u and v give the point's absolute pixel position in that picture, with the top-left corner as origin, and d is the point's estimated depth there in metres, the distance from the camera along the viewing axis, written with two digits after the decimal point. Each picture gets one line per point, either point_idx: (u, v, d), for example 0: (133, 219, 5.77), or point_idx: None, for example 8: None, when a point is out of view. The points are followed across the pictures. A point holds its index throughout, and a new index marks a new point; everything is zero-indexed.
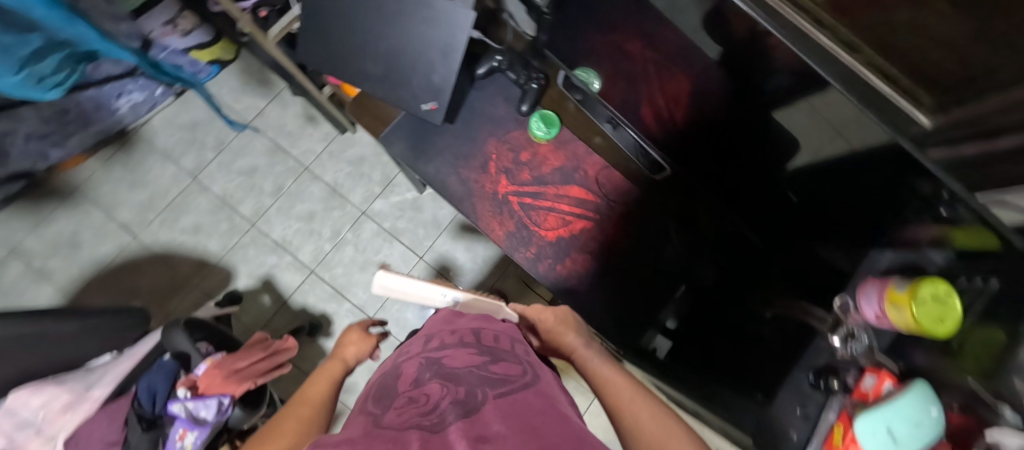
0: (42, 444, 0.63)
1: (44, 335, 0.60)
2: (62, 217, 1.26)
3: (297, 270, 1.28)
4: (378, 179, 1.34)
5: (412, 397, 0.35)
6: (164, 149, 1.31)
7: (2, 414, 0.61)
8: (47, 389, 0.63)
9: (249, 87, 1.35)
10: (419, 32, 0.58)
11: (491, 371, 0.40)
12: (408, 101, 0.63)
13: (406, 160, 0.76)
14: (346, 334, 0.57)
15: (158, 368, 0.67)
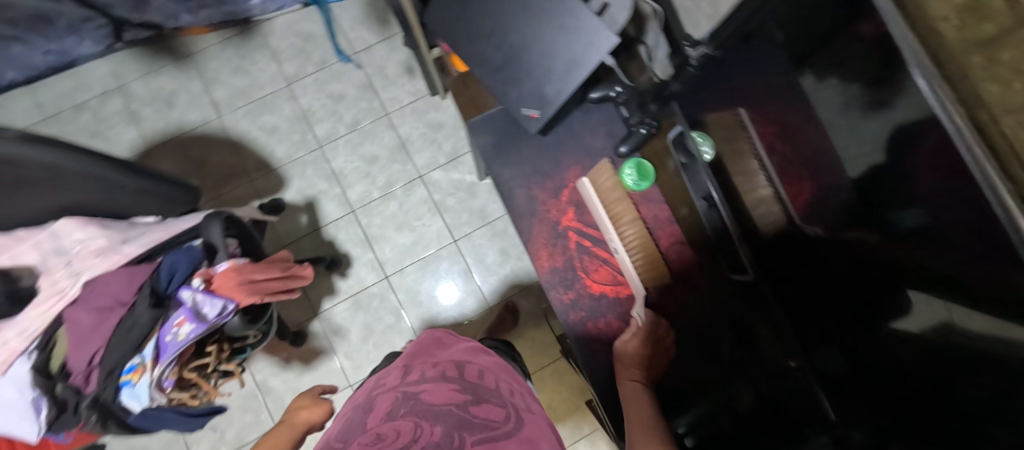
0: (67, 275, 0.65)
1: (104, 180, 0.62)
2: (170, 75, 1.35)
3: (341, 205, 1.31)
4: (447, 151, 1.33)
5: (378, 435, 0.54)
6: (274, 48, 1.37)
7: (47, 236, 0.66)
8: (91, 226, 0.67)
9: (368, 20, 1.38)
10: (551, 36, 0.54)
11: (456, 404, 0.59)
12: (511, 102, 0.60)
13: (485, 154, 0.72)
14: (298, 400, 0.70)
15: (186, 251, 0.68)
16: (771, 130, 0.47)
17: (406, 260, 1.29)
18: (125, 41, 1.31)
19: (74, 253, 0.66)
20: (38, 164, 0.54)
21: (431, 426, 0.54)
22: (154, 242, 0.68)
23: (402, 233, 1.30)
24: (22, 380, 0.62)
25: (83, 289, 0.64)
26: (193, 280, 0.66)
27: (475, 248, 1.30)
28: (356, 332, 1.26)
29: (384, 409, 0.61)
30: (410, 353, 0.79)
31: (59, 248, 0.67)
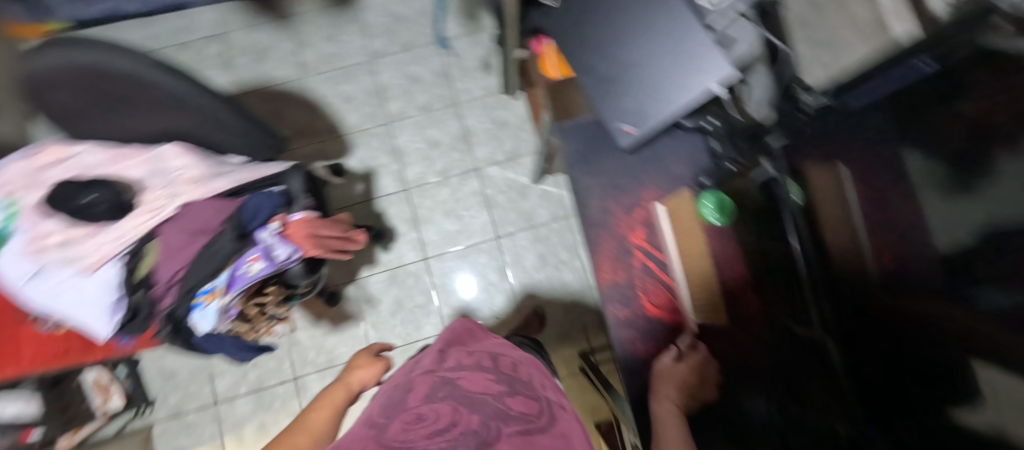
0: (163, 195, 0.69)
1: None
2: (266, 32, 1.44)
3: (397, 181, 1.36)
4: (506, 149, 1.36)
5: (418, 415, 0.55)
6: (365, 23, 1.44)
7: (151, 158, 0.71)
8: (191, 155, 0.73)
9: (457, 12, 1.43)
10: (667, 57, 0.55)
11: (492, 393, 0.60)
12: (611, 113, 0.61)
13: (570, 159, 0.73)
14: (357, 359, 0.74)
15: (268, 194, 0.73)
16: (868, 189, 0.44)
17: (447, 246, 1.32)
18: None
19: (177, 174, 0.71)
20: (158, 85, 0.62)
21: (469, 412, 0.55)
22: (244, 180, 0.73)
23: (449, 219, 1.33)
24: (112, 279, 0.67)
25: (178, 210, 0.68)
26: (268, 224, 0.70)
27: (516, 248, 1.32)
28: (386, 305, 1.30)
29: (424, 391, 0.61)
30: (442, 342, 0.81)
31: (161, 170, 0.72)
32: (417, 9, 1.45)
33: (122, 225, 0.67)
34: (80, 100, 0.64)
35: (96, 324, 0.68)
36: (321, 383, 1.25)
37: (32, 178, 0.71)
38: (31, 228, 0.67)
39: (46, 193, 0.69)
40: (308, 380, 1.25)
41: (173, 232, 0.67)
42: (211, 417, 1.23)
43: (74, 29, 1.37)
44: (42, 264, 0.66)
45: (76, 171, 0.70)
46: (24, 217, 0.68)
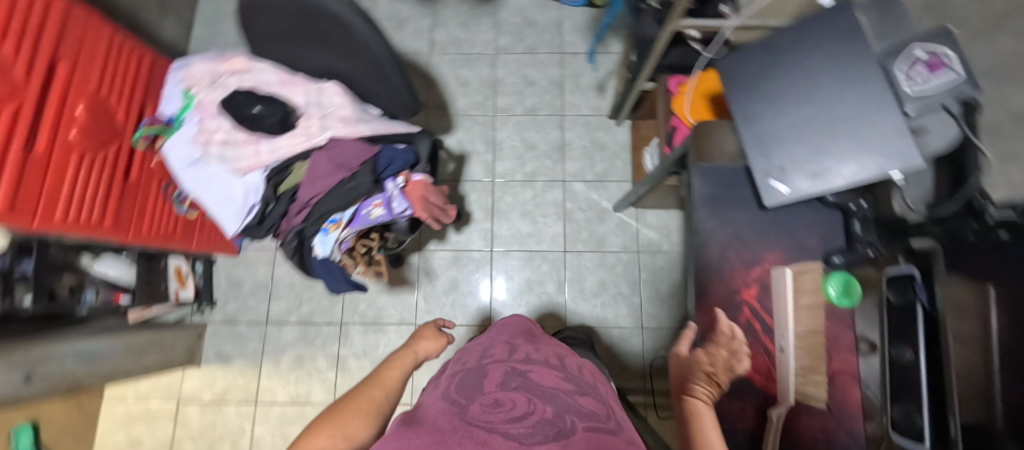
0: (316, 125, 0.75)
1: (387, 67, 0.73)
2: (408, 5, 1.53)
3: (486, 170, 1.40)
4: (597, 171, 1.38)
5: (495, 402, 0.55)
6: (499, 19, 1.51)
7: (316, 91, 0.79)
8: (346, 98, 0.79)
9: (587, 32, 1.48)
10: (851, 129, 0.52)
11: (563, 390, 0.60)
12: (764, 167, 0.55)
13: (698, 201, 0.64)
14: (423, 329, 0.77)
15: (401, 153, 0.78)
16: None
17: (515, 245, 1.35)
18: None
19: (331, 110, 0.78)
20: (354, 31, 0.67)
21: (543, 403, 0.54)
22: (381, 131, 0.77)
23: (524, 221, 1.36)
24: (258, 186, 0.74)
25: (327, 142, 0.74)
26: (395, 176, 0.77)
27: (579, 267, 1.33)
28: (443, 283, 1.33)
29: (499, 379, 0.61)
30: (506, 331, 0.82)
31: (319, 103, 0.79)
32: (550, 19, 1.50)
33: (279, 141, 0.74)
34: (275, 23, 0.72)
35: (233, 220, 0.76)
36: (363, 335, 1.29)
37: (214, 81, 0.80)
38: (204, 122, 0.76)
39: (223, 96, 0.77)
40: (351, 328, 1.30)
41: (318, 160, 0.73)
42: (259, 335, 1.30)
43: None
44: (205, 156, 0.74)
45: (251, 85, 0.79)
46: (201, 112, 0.77)
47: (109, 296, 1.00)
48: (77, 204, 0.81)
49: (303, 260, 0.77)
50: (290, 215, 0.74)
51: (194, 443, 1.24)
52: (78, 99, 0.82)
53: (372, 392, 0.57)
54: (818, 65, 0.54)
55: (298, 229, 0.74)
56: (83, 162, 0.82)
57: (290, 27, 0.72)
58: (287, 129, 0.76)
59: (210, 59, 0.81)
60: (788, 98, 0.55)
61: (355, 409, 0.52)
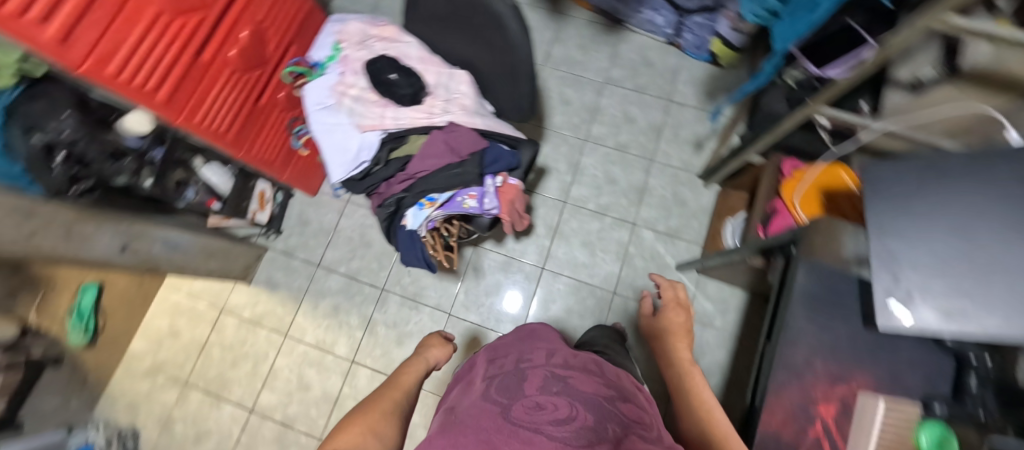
0: (441, 106, 0.80)
1: (522, 72, 0.76)
2: (535, 14, 1.55)
3: (562, 191, 1.40)
4: (670, 225, 1.35)
5: (537, 405, 0.54)
6: (617, 50, 1.51)
7: (447, 75, 0.84)
8: (472, 88, 0.83)
9: (701, 87, 1.45)
10: (1000, 282, 0.48)
11: (605, 396, 0.58)
12: (892, 284, 0.50)
13: (797, 298, 0.60)
14: (429, 339, 0.77)
15: (507, 155, 0.81)
16: None
17: (567, 270, 1.34)
18: None
19: (456, 96, 0.82)
20: (508, 33, 0.70)
21: (585, 410, 0.53)
22: (494, 128, 0.80)
23: (582, 250, 1.35)
24: (373, 145, 0.79)
25: (446, 125, 0.78)
26: (496, 175, 0.80)
27: (624, 313, 1.30)
28: (487, 284, 1.34)
29: (539, 381, 0.59)
30: (546, 334, 0.77)
31: (446, 86, 0.83)
32: (668, 64, 1.48)
33: (405, 113, 0.79)
34: (432, 5, 0.76)
35: (340, 169, 0.80)
36: (398, 308, 1.32)
37: (364, 41, 0.87)
38: (346, 75, 0.83)
39: (368, 57, 0.84)
40: (389, 297, 1.33)
41: (435, 140, 0.76)
42: (306, 275, 1.35)
43: None
44: (337, 105, 0.81)
45: (396, 54, 0.85)
46: (346, 65, 0.84)
47: (205, 200, 1.09)
48: (213, 112, 0.90)
49: (389, 223, 0.80)
50: (393, 181, 0.80)
51: (221, 352, 1.31)
52: (246, 21, 0.91)
53: (391, 395, 0.57)
54: (960, 201, 0.51)
55: (397, 195, 0.78)
56: (229, 77, 0.91)
57: (445, 13, 0.76)
58: (415, 102, 0.81)
59: (367, 21, 0.88)
60: (925, 229, 0.52)
61: (381, 411, 0.53)
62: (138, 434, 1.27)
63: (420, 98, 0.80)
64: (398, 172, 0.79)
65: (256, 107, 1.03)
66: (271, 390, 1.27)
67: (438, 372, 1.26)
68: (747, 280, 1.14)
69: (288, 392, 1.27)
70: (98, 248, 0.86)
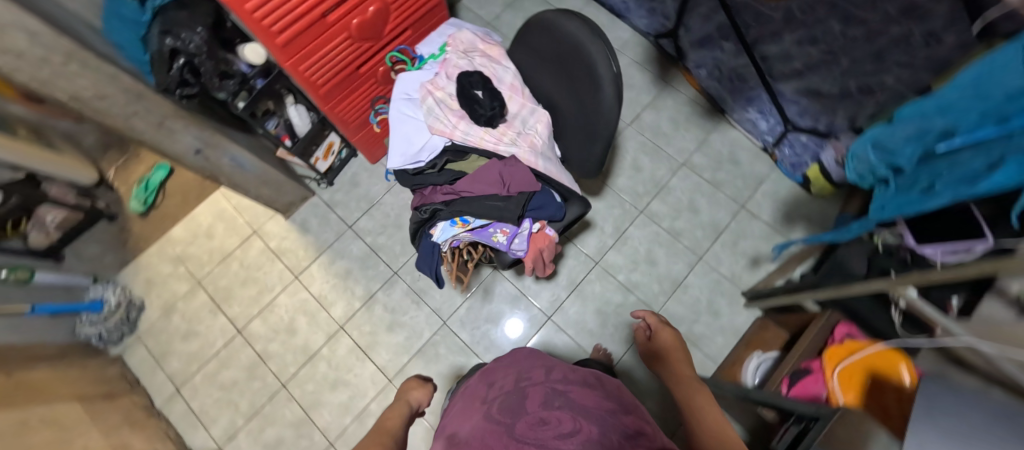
0: (512, 137, 0.82)
1: (600, 136, 0.76)
2: (640, 75, 1.54)
3: (598, 251, 1.36)
4: (693, 330, 1.27)
5: (540, 420, 0.54)
6: (708, 138, 1.45)
7: (530, 109, 0.85)
8: (547, 130, 0.85)
9: (781, 206, 1.36)
10: None
11: (608, 409, 0.57)
12: None
13: None
14: (408, 382, 0.81)
15: (553, 205, 0.81)
16: None
17: (573, 330, 1.29)
18: (653, 38, 1.53)
19: (529, 133, 0.84)
20: (601, 96, 0.70)
21: (588, 423, 0.53)
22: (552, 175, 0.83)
23: (595, 317, 1.30)
24: (437, 148, 0.83)
25: (509, 156, 0.81)
26: (534, 221, 0.80)
27: None
28: (490, 311, 1.32)
29: (540, 400, 0.59)
30: (539, 356, 0.76)
31: (525, 119, 0.85)
32: (755, 170, 1.41)
33: (477, 132, 0.82)
34: (542, 43, 0.79)
35: (400, 158, 0.83)
36: (402, 297, 1.34)
37: (470, 52, 0.91)
38: (441, 77, 0.87)
39: (466, 68, 0.87)
40: (399, 283, 1.35)
41: (492, 166, 0.78)
42: (336, 231, 1.41)
43: None
44: (421, 100, 0.84)
45: (491, 75, 0.87)
46: (444, 67, 0.88)
47: (281, 134, 1.19)
48: (318, 65, 0.99)
49: (418, 227, 0.81)
50: (438, 189, 0.81)
51: (237, 269, 1.39)
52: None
53: (380, 439, 0.59)
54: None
55: (436, 204, 0.79)
56: (344, 40, 1.00)
57: (551, 54, 0.78)
58: (489, 125, 0.82)
59: (479, 35, 0.92)
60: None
61: None
62: (143, 309, 1.36)
63: (495, 123, 0.82)
64: (446, 183, 0.81)
65: (356, 72, 1.10)
66: (264, 321, 1.33)
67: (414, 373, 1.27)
68: (750, 425, 1.04)
69: (277, 330, 1.32)
70: (174, 144, 0.96)
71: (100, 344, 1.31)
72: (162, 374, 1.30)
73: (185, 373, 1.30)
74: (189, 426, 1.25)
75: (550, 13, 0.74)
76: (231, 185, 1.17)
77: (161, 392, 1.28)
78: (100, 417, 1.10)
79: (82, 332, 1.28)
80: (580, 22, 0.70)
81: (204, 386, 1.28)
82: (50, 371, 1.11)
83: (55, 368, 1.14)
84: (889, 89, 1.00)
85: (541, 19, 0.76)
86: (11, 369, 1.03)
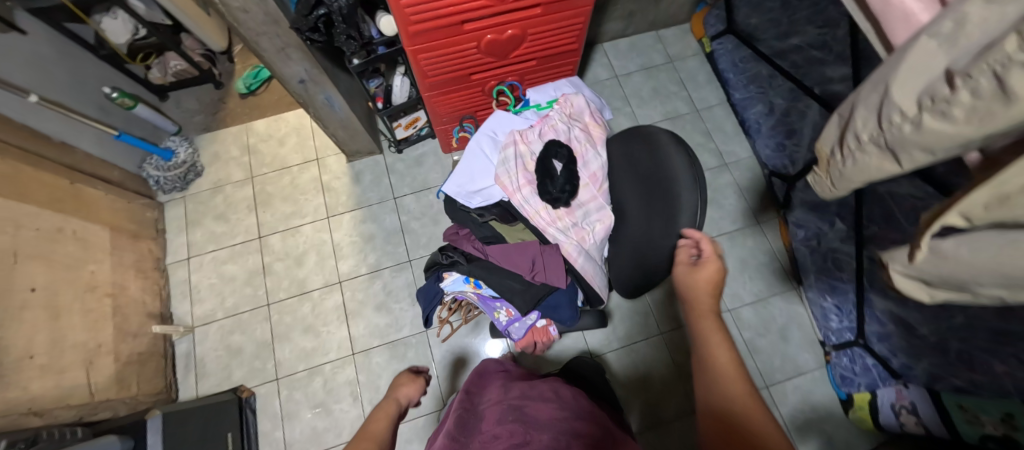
0: (567, 223, 0.81)
1: (646, 274, 0.71)
2: (736, 200, 1.43)
3: (599, 346, 1.30)
4: None
5: (493, 437, 0.60)
6: (770, 298, 1.33)
7: (598, 205, 0.80)
8: (603, 232, 0.80)
9: (808, 408, 1.21)
10: None
11: (561, 417, 0.64)
12: None
13: None
14: (400, 376, 0.76)
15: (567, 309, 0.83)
16: None
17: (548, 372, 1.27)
18: (767, 172, 1.41)
19: (584, 227, 0.81)
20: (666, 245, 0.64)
21: (538, 433, 0.59)
22: (585, 274, 0.81)
23: None
24: (493, 199, 0.87)
25: (552, 242, 0.82)
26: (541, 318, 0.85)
27: None
28: (471, 342, 1.30)
29: (495, 418, 0.64)
30: (502, 375, 0.82)
31: (587, 210, 0.81)
32: (801, 357, 1.26)
33: (536, 204, 0.83)
34: (639, 153, 0.71)
35: (458, 189, 0.87)
36: (403, 285, 1.36)
37: (573, 120, 0.87)
38: (532, 133, 0.87)
39: (561, 134, 0.84)
40: (408, 270, 1.37)
41: (529, 248, 0.81)
42: (381, 196, 1.45)
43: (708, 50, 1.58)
44: (503, 147, 0.86)
45: (580, 154, 0.83)
46: (541, 125, 0.87)
47: (377, 95, 1.23)
48: (437, 59, 1.01)
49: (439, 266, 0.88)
50: (470, 241, 0.87)
51: (286, 182, 1.47)
52: (519, 23, 0.98)
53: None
54: None
55: (460, 255, 0.85)
56: (470, 48, 1.01)
57: (641, 168, 0.70)
58: (550, 204, 0.81)
59: (590, 107, 0.88)
60: None
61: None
62: (200, 175, 1.48)
63: (555, 204, 0.80)
64: (480, 239, 0.86)
65: (469, 77, 1.12)
66: (283, 240, 1.41)
67: (377, 359, 1.29)
68: None
69: (288, 254, 1.39)
70: (285, 69, 1.02)
71: (155, 188, 1.43)
72: (184, 238, 1.41)
73: (200, 247, 1.40)
74: (179, 295, 1.35)
75: (663, 132, 0.66)
76: (316, 120, 1.22)
77: (175, 252, 1.39)
78: (117, 252, 1.22)
79: (146, 170, 1.40)
80: (688, 161, 0.61)
81: (209, 267, 1.38)
82: (104, 192, 1.24)
83: (109, 192, 1.26)
84: (994, 379, 0.85)
85: (651, 131, 0.68)
86: (77, 178, 1.17)
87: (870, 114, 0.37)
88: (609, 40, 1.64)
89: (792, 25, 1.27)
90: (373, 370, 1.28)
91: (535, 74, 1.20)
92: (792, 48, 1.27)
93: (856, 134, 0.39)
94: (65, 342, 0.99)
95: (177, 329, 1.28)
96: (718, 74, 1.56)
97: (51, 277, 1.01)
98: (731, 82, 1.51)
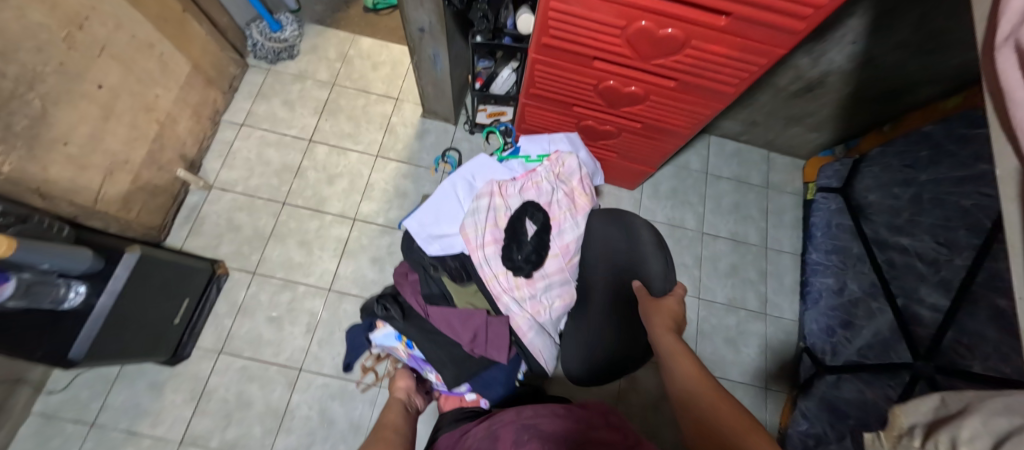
0: (524, 291, 0.89)
1: (600, 365, 0.73)
2: (754, 353, 1.36)
3: None
4: None
5: None
6: None
7: (552, 277, 0.90)
8: (557, 305, 0.90)
9: None
10: None
11: (577, 430, 0.61)
12: None
13: None
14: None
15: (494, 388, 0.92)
16: None
17: None
18: (801, 346, 1.34)
19: (541, 301, 0.90)
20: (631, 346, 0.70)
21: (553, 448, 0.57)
22: (532, 345, 0.88)
23: None
24: (452, 249, 0.94)
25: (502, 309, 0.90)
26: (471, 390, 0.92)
27: None
28: None
29: (511, 442, 0.62)
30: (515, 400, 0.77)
31: (545, 282, 0.90)
32: None
33: (496, 267, 0.90)
34: (616, 240, 0.77)
35: (420, 228, 0.95)
36: None
37: (560, 180, 0.98)
38: (512, 188, 0.96)
39: (545, 192, 0.96)
40: None
41: (475, 318, 0.87)
42: (433, 162, 1.43)
43: (809, 199, 1.51)
44: (478, 197, 0.95)
45: (558, 220, 0.94)
46: (523, 180, 0.97)
47: (480, 75, 1.21)
48: (551, 79, 1.00)
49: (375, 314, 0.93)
50: (411, 293, 0.92)
51: (359, 104, 1.47)
52: (645, 86, 0.93)
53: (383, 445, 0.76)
54: None
55: (398, 311, 0.90)
56: (586, 86, 0.98)
57: (616, 255, 0.77)
58: (511, 270, 0.91)
59: (579, 171, 1.00)
60: None
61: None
62: (292, 58, 1.51)
63: (516, 271, 0.90)
64: (424, 296, 0.91)
65: (572, 107, 1.09)
66: (327, 154, 1.41)
67: (347, 306, 1.27)
68: None
69: (324, 169, 1.40)
70: (413, 14, 1.01)
71: (250, 49, 1.47)
72: (247, 105, 1.44)
73: (257, 120, 1.43)
74: (216, 152, 1.38)
75: (646, 233, 0.72)
76: (415, 68, 1.22)
77: (233, 113, 1.43)
78: (187, 89, 1.25)
79: (250, 30, 1.44)
80: (662, 275, 0.68)
81: (254, 142, 1.40)
82: (205, 32, 1.27)
83: (209, 34, 1.29)
84: None
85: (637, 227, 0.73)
86: (189, 9, 1.20)
87: (985, 435, 0.31)
88: (718, 135, 1.58)
89: (910, 224, 1.13)
90: (337, 314, 1.27)
91: (629, 135, 1.16)
92: (897, 247, 1.14)
93: (953, 438, 0.32)
94: (100, 144, 1.02)
95: (197, 182, 1.31)
96: (807, 224, 1.49)
97: (122, 80, 1.04)
98: (814, 239, 1.43)
